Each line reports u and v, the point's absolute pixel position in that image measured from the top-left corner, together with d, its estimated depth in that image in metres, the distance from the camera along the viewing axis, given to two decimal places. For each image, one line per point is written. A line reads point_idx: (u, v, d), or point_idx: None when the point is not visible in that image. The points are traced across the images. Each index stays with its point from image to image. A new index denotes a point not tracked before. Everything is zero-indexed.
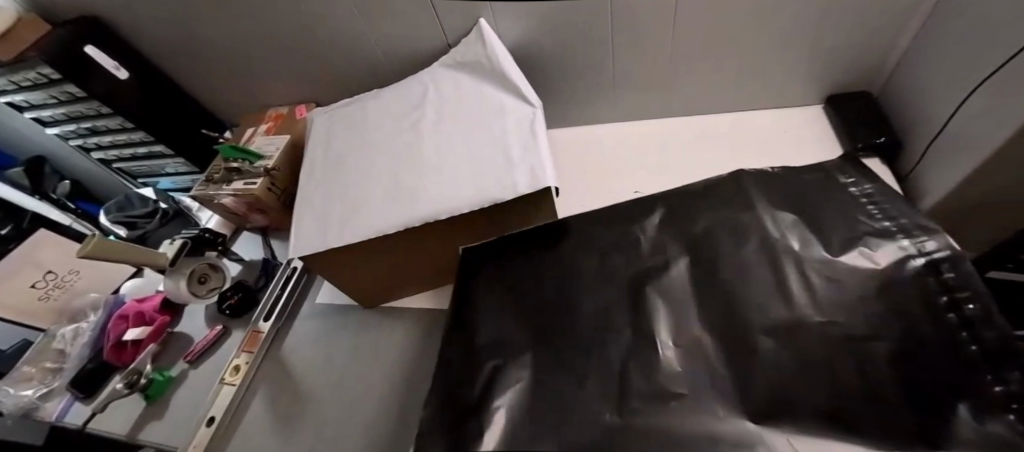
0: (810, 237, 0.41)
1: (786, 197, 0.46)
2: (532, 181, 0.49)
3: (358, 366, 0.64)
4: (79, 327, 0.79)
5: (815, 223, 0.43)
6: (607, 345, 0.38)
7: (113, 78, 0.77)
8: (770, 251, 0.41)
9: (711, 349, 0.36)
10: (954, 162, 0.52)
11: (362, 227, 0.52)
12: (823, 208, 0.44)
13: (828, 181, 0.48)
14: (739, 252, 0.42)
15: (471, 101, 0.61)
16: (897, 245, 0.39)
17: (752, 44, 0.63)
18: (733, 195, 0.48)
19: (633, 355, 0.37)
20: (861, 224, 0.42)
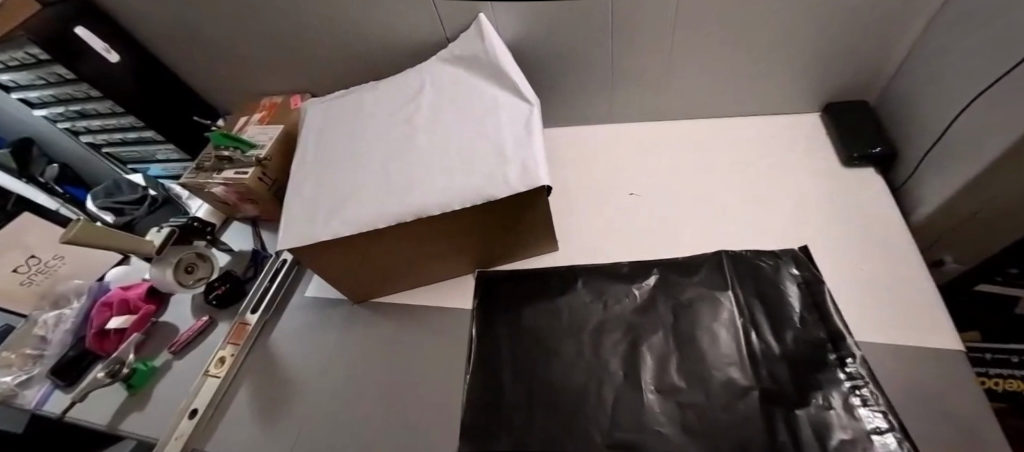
0: (759, 322, 0.53)
1: (749, 281, 0.56)
2: (525, 179, 0.48)
3: (345, 362, 0.63)
4: (63, 313, 0.76)
5: (770, 309, 0.54)
6: (600, 387, 0.51)
7: (104, 61, 0.75)
8: (724, 325, 0.54)
9: (671, 395, 0.49)
10: (950, 176, 0.52)
11: (350, 219, 0.51)
12: (776, 295, 0.54)
13: (778, 263, 0.57)
14: (704, 325, 0.54)
15: (467, 96, 0.60)
16: (821, 338, 0.50)
17: (763, 50, 0.63)
18: (702, 267, 0.59)
19: (623, 395, 0.50)
20: (802, 315, 0.52)
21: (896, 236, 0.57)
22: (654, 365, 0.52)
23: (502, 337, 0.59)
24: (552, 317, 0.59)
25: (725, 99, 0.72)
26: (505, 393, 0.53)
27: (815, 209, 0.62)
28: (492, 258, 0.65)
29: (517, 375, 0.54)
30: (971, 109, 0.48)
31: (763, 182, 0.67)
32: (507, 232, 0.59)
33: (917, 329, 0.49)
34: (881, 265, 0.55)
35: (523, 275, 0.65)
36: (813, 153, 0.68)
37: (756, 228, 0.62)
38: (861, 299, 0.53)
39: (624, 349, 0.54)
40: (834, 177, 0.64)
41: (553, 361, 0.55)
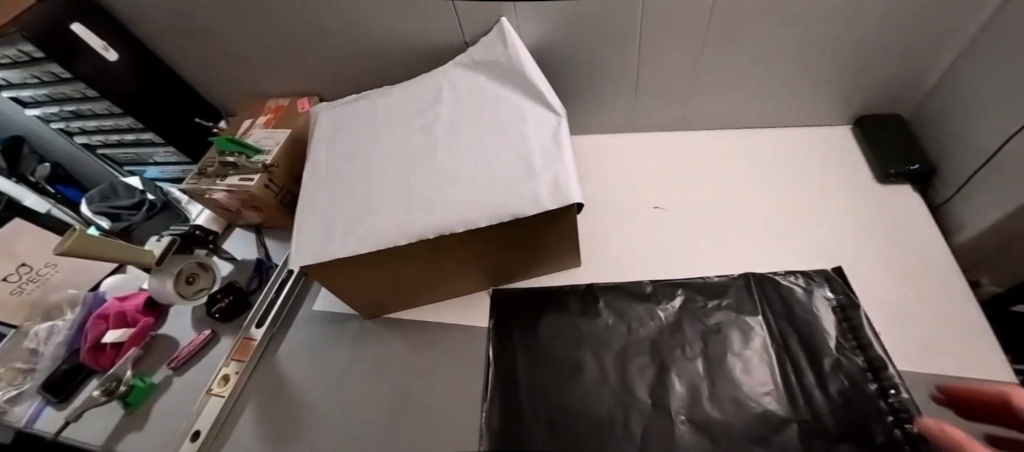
0: (793, 349, 0.50)
1: (779, 305, 0.54)
2: (556, 197, 0.46)
3: (356, 382, 0.60)
4: (55, 325, 0.72)
5: (804, 335, 0.51)
6: (629, 419, 0.48)
7: (101, 60, 0.72)
8: (756, 353, 0.51)
9: (705, 427, 0.46)
10: (997, 199, 0.50)
11: (367, 235, 0.49)
12: (809, 321, 0.52)
13: (811, 285, 0.55)
14: (735, 351, 0.52)
15: (489, 104, 0.57)
16: (859, 368, 0.47)
17: (796, 62, 0.60)
18: (729, 289, 0.57)
19: (652, 425, 0.48)
20: (838, 343, 0.50)
21: (936, 255, 0.55)
22: (686, 393, 0.49)
23: (521, 361, 0.56)
24: (572, 339, 0.56)
25: (751, 110, 0.69)
26: (527, 423, 0.50)
27: (846, 227, 0.60)
28: (512, 274, 0.62)
29: (541, 401, 0.51)
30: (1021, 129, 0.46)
31: (793, 197, 0.65)
32: (529, 249, 0.56)
33: (962, 357, 0.47)
34: (921, 287, 0.53)
35: (542, 292, 0.62)
36: (843, 168, 0.66)
37: (791, 246, 0.60)
38: (902, 325, 0.51)
39: (652, 375, 0.52)
40: (867, 194, 0.63)
41: (577, 387, 0.52)
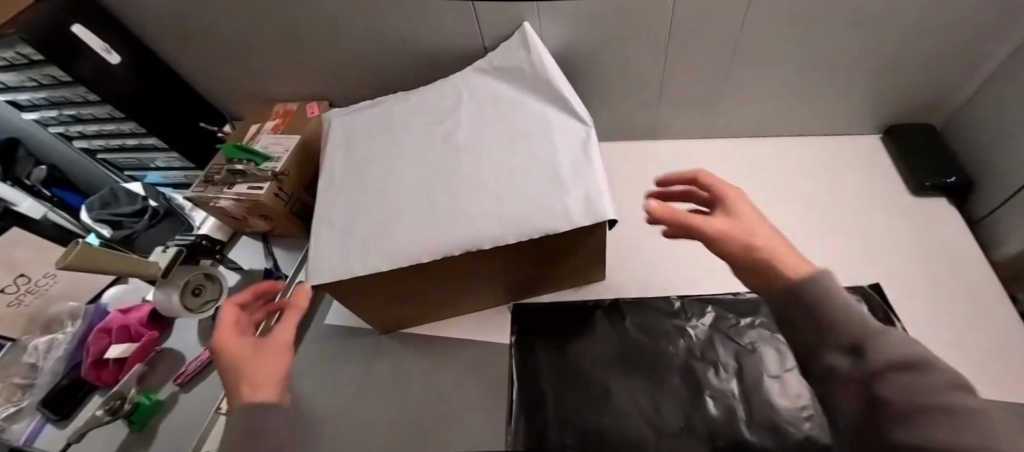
0: None
1: None
2: (589, 212, 0.44)
3: (375, 401, 0.59)
4: (55, 338, 0.69)
5: None
6: (662, 444, 0.47)
7: (103, 63, 0.69)
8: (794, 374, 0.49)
9: None
10: None
11: (389, 252, 0.47)
12: None
13: None
14: (771, 372, 0.50)
15: (513, 113, 0.55)
16: None
17: (828, 71, 0.58)
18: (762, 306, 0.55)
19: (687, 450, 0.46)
20: None
21: (973, 270, 0.54)
22: (721, 416, 0.48)
23: (547, 380, 0.54)
24: (598, 358, 0.55)
25: (777, 117, 0.67)
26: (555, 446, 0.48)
27: (880, 240, 0.58)
28: (534, 289, 0.60)
29: (569, 423, 0.50)
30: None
31: (823, 209, 0.63)
32: (555, 264, 0.54)
33: (1011, 380, 0.46)
34: (961, 306, 0.52)
35: (566, 307, 0.60)
36: (875, 180, 0.64)
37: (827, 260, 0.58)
38: (947, 346, 0.49)
39: (685, 396, 0.50)
40: (901, 206, 0.61)
41: (607, 409, 0.50)
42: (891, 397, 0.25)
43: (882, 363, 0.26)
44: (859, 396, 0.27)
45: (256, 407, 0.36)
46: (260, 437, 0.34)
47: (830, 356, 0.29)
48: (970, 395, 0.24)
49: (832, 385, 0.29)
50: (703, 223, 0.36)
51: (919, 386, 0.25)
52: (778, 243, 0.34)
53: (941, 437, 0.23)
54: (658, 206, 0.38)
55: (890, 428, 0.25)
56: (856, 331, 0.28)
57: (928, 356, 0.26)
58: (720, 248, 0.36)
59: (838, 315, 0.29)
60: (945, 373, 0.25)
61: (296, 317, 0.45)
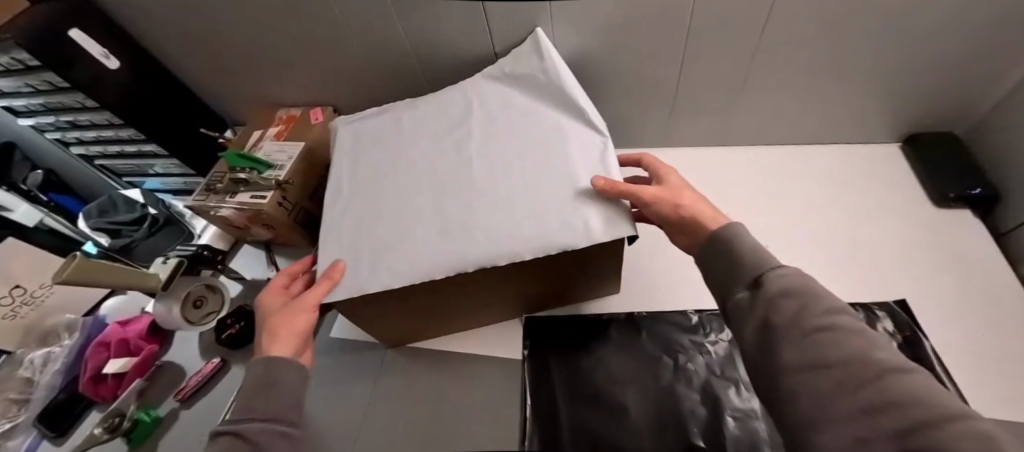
0: None
1: None
2: (608, 228, 0.42)
3: (383, 417, 0.57)
4: (52, 351, 0.67)
5: None
6: None
7: (101, 68, 0.67)
8: None
9: None
10: None
11: (400, 269, 0.45)
12: None
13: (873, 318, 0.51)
14: None
15: (526, 122, 0.54)
16: None
17: (849, 79, 0.57)
18: None
19: None
20: None
21: (1000, 283, 0.53)
22: (742, 436, 0.46)
23: (560, 395, 0.52)
24: (614, 373, 0.53)
25: (793, 125, 0.66)
26: None
27: (901, 252, 0.57)
28: (546, 302, 0.58)
29: (583, 441, 0.48)
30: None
31: (842, 219, 0.62)
32: (570, 278, 0.52)
33: None
34: (983, 320, 0.51)
35: (579, 319, 0.59)
36: (895, 190, 0.62)
37: (846, 272, 0.57)
38: (971, 364, 0.48)
39: (704, 413, 0.48)
40: (923, 218, 0.59)
41: (624, 428, 0.48)
42: (780, 323, 0.29)
43: (774, 292, 0.30)
44: (758, 326, 0.31)
45: (270, 362, 0.42)
46: (266, 385, 0.40)
47: (740, 291, 0.34)
48: (845, 318, 0.28)
49: (739, 319, 0.33)
50: (641, 188, 0.42)
51: (802, 315, 0.29)
52: (698, 203, 0.42)
53: (816, 355, 0.27)
54: (602, 179, 0.44)
55: (777, 352, 0.29)
56: (759, 270, 0.33)
57: (813, 285, 0.30)
58: (656, 209, 0.43)
59: (748, 257, 0.34)
60: (825, 301, 0.29)
61: (328, 288, 0.46)
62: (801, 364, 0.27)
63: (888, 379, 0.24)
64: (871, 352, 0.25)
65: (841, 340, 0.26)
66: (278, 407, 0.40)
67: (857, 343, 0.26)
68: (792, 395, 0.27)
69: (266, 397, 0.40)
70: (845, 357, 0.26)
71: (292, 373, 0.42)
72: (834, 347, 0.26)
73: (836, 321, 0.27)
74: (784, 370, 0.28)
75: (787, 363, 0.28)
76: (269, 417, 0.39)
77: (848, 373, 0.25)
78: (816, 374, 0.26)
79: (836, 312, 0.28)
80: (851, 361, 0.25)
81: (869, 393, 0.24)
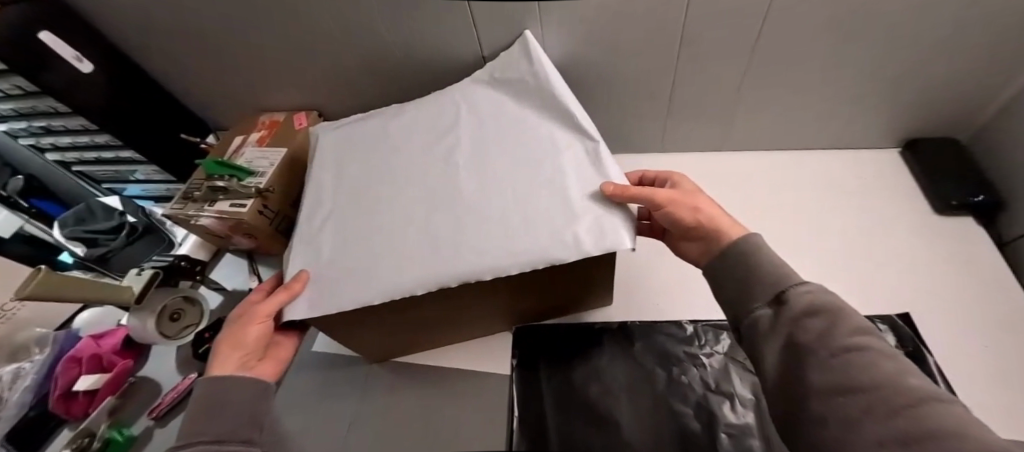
0: None
1: None
2: (599, 241, 0.40)
3: (365, 435, 0.55)
4: (21, 366, 0.63)
5: None
6: None
7: (75, 71, 0.64)
8: None
9: None
10: None
11: (380, 284, 0.43)
12: None
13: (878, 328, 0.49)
14: None
15: (514, 129, 0.52)
16: None
17: (848, 82, 0.55)
18: None
19: None
20: None
21: (1004, 294, 0.51)
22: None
23: (548, 409, 0.50)
24: (606, 386, 0.51)
25: (788, 129, 0.64)
26: None
27: (902, 262, 0.55)
28: (536, 314, 0.56)
29: None
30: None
31: (842, 228, 0.60)
32: (560, 290, 0.50)
33: None
34: (993, 332, 0.49)
35: (571, 330, 0.56)
36: (896, 197, 0.60)
37: (842, 283, 0.55)
38: (976, 379, 0.46)
39: (699, 430, 0.46)
40: (926, 225, 0.57)
41: (616, 444, 0.46)
42: (807, 343, 0.29)
43: (798, 312, 0.30)
44: (782, 346, 0.31)
45: (224, 381, 0.43)
46: (218, 406, 0.41)
47: (760, 309, 0.33)
48: (874, 340, 0.28)
49: (760, 337, 0.33)
50: (655, 192, 0.41)
51: (829, 335, 0.28)
52: (713, 207, 0.42)
53: (845, 377, 0.26)
54: (612, 186, 0.41)
55: (804, 373, 0.29)
56: (781, 286, 0.33)
57: (841, 305, 0.30)
58: (671, 213, 0.42)
59: (770, 271, 0.34)
60: (853, 321, 0.29)
61: (283, 299, 0.45)
62: (831, 387, 0.27)
63: (922, 406, 0.23)
64: (904, 376, 0.25)
65: (870, 362, 0.26)
66: (230, 427, 0.40)
67: (888, 367, 0.26)
68: (822, 419, 0.27)
69: (213, 419, 0.40)
70: (875, 380, 0.25)
71: (248, 389, 0.43)
72: (862, 369, 0.26)
73: (863, 341, 0.27)
74: (812, 393, 0.28)
75: (814, 384, 0.28)
76: (218, 438, 0.39)
77: (877, 398, 0.25)
78: (846, 398, 0.26)
79: (864, 332, 0.28)
80: (881, 386, 0.25)
81: (902, 420, 0.23)
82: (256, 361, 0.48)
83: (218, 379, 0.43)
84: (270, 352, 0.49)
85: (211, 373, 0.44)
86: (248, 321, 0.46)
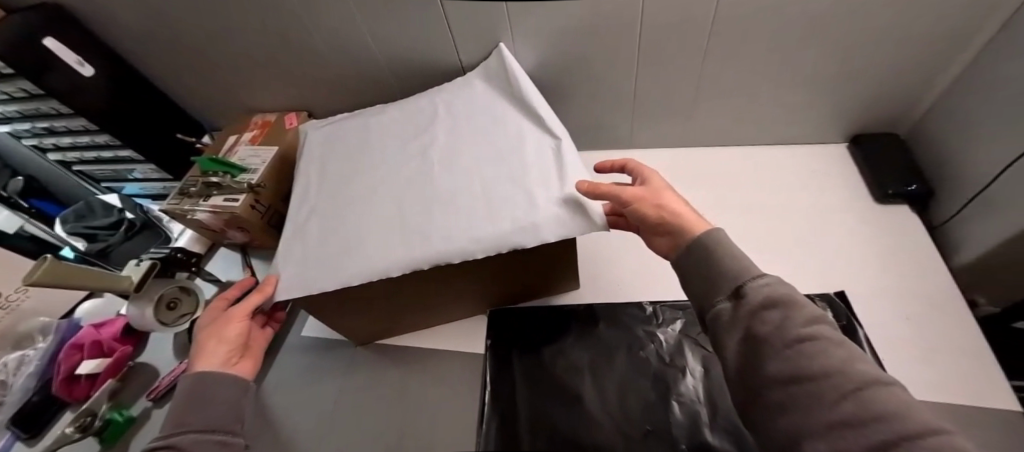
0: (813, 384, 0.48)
1: None
2: (557, 227, 0.44)
3: (350, 410, 0.59)
4: (26, 353, 0.67)
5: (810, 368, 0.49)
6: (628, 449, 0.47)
7: (77, 75, 0.68)
8: None
9: None
10: (1006, 217, 0.49)
11: (358, 269, 0.47)
12: None
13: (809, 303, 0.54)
14: None
15: (485, 126, 0.56)
16: None
17: (795, 82, 0.60)
18: None
19: None
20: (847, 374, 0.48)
21: (933, 275, 0.56)
22: (685, 421, 0.48)
23: (518, 380, 0.54)
24: (572, 362, 0.55)
25: (745, 127, 0.69)
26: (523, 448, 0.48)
27: (845, 245, 0.60)
28: (509, 297, 0.60)
29: (532, 430, 0.49)
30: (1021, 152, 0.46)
31: (793, 217, 0.64)
32: (529, 274, 0.55)
33: (961, 382, 0.48)
34: (923, 310, 0.53)
35: (543, 311, 0.61)
36: (844, 188, 0.65)
37: (788, 266, 0.60)
38: (899, 351, 0.51)
39: (654, 400, 0.50)
40: (868, 213, 0.62)
41: (577, 412, 0.50)
42: (764, 335, 0.31)
43: (756, 305, 0.32)
44: (741, 339, 0.33)
45: (211, 376, 0.46)
46: (206, 399, 0.45)
47: (721, 302, 0.35)
48: (826, 328, 0.30)
49: (722, 329, 0.34)
50: (623, 189, 0.43)
51: (785, 326, 0.30)
52: (679, 205, 0.43)
53: (799, 365, 0.28)
54: (585, 184, 0.45)
55: (762, 363, 0.30)
56: (739, 280, 0.34)
57: (793, 296, 0.32)
58: (637, 210, 0.44)
59: (731, 264, 0.36)
60: (806, 311, 0.31)
61: (259, 301, 0.49)
62: (785, 376, 0.28)
63: (871, 390, 0.25)
64: (852, 364, 0.27)
65: (822, 351, 0.28)
66: (217, 419, 0.44)
67: (838, 354, 0.28)
68: (778, 407, 0.28)
69: (199, 410, 0.44)
70: (827, 368, 0.27)
71: (233, 385, 0.47)
72: (815, 358, 0.28)
73: (816, 332, 0.29)
74: (768, 384, 0.29)
75: (772, 375, 0.29)
76: (206, 428, 0.43)
77: (830, 386, 0.26)
78: (800, 386, 0.27)
79: (816, 323, 0.30)
80: (833, 374, 0.26)
81: (852, 404, 0.25)
82: (237, 358, 0.51)
83: (200, 377, 0.46)
84: (248, 351, 0.53)
85: (194, 368, 0.47)
86: (228, 320, 0.50)
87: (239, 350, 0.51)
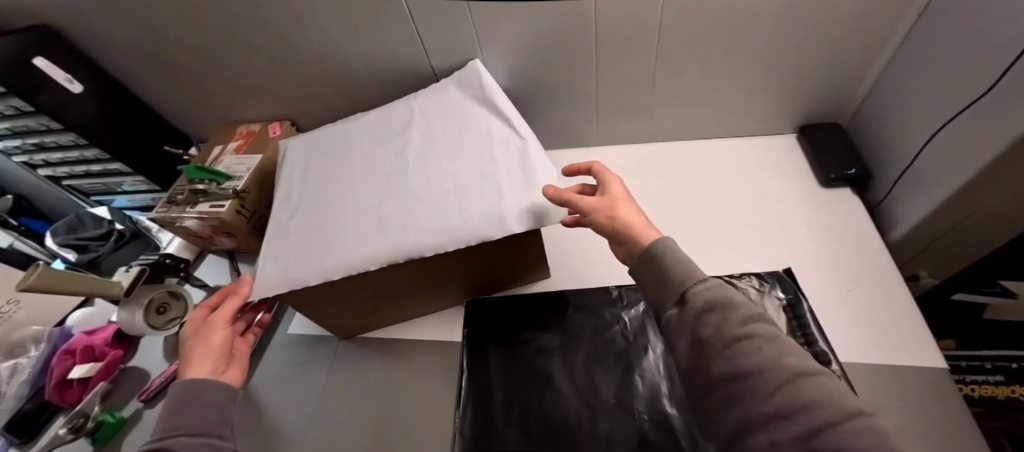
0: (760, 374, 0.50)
1: None
2: (524, 220, 0.47)
3: (336, 401, 0.62)
4: (18, 363, 0.68)
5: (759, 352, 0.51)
6: (596, 424, 0.50)
7: (66, 92, 0.71)
8: None
9: (674, 422, 0.48)
10: (937, 190, 0.54)
11: (338, 264, 0.50)
12: None
13: (763, 285, 0.57)
14: None
15: (457, 128, 0.60)
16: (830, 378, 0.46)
17: (745, 78, 0.64)
18: None
19: (615, 425, 0.49)
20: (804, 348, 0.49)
21: (873, 249, 0.61)
22: (647, 392, 0.51)
23: (494, 361, 0.58)
24: (544, 346, 0.58)
25: (704, 121, 0.74)
26: (496, 433, 0.50)
27: (795, 227, 0.65)
28: (484, 287, 0.64)
29: (505, 418, 0.51)
30: (955, 130, 0.51)
31: (748, 203, 0.69)
32: (501, 264, 0.58)
33: (898, 350, 0.52)
34: (861, 283, 0.58)
35: (517, 298, 0.65)
36: (793, 175, 0.70)
37: (744, 249, 0.64)
38: (838, 322, 0.55)
39: (618, 378, 0.53)
40: (817, 197, 0.67)
41: (550, 394, 0.53)
42: (707, 337, 0.30)
43: (699, 308, 0.32)
44: (688, 341, 0.32)
45: (186, 383, 0.47)
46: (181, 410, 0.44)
47: (669, 308, 0.35)
48: (763, 326, 0.30)
49: (672, 334, 0.34)
50: (581, 199, 0.44)
51: (724, 327, 0.30)
52: (635, 217, 0.42)
53: (735, 364, 0.28)
54: (551, 188, 0.46)
55: (708, 365, 0.29)
56: (684, 286, 0.34)
57: (732, 296, 0.32)
58: (593, 220, 0.44)
59: (677, 270, 0.36)
60: (744, 310, 0.31)
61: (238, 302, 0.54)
62: (727, 375, 0.28)
63: (801, 382, 0.26)
64: (784, 357, 0.27)
65: (759, 348, 0.28)
66: (205, 423, 0.44)
67: (772, 350, 0.28)
68: (727, 405, 0.28)
69: (183, 420, 0.43)
70: (762, 364, 0.27)
71: (219, 392, 0.48)
72: (751, 355, 0.28)
73: (752, 330, 0.29)
74: (715, 382, 0.29)
75: (716, 375, 0.29)
76: (196, 431, 0.42)
77: (765, 380, 0.26)
78: (738, 383, 0.27)
79: (754, 323, 0.30)
80: (767, 368, 0.27)
81: (785, 396, 0.25)
82: (225, 367, 0.52)
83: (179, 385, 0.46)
84: (234, 359, 0.54)
85: (184, 377, 0.48)
86: (213, 329, 0.52)
87: (227, 357, 0.52)
